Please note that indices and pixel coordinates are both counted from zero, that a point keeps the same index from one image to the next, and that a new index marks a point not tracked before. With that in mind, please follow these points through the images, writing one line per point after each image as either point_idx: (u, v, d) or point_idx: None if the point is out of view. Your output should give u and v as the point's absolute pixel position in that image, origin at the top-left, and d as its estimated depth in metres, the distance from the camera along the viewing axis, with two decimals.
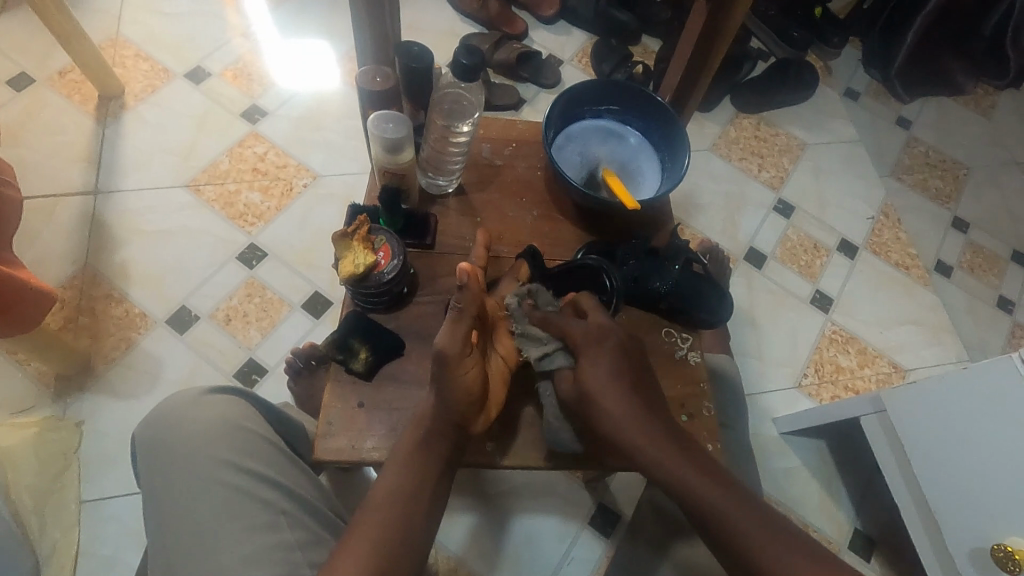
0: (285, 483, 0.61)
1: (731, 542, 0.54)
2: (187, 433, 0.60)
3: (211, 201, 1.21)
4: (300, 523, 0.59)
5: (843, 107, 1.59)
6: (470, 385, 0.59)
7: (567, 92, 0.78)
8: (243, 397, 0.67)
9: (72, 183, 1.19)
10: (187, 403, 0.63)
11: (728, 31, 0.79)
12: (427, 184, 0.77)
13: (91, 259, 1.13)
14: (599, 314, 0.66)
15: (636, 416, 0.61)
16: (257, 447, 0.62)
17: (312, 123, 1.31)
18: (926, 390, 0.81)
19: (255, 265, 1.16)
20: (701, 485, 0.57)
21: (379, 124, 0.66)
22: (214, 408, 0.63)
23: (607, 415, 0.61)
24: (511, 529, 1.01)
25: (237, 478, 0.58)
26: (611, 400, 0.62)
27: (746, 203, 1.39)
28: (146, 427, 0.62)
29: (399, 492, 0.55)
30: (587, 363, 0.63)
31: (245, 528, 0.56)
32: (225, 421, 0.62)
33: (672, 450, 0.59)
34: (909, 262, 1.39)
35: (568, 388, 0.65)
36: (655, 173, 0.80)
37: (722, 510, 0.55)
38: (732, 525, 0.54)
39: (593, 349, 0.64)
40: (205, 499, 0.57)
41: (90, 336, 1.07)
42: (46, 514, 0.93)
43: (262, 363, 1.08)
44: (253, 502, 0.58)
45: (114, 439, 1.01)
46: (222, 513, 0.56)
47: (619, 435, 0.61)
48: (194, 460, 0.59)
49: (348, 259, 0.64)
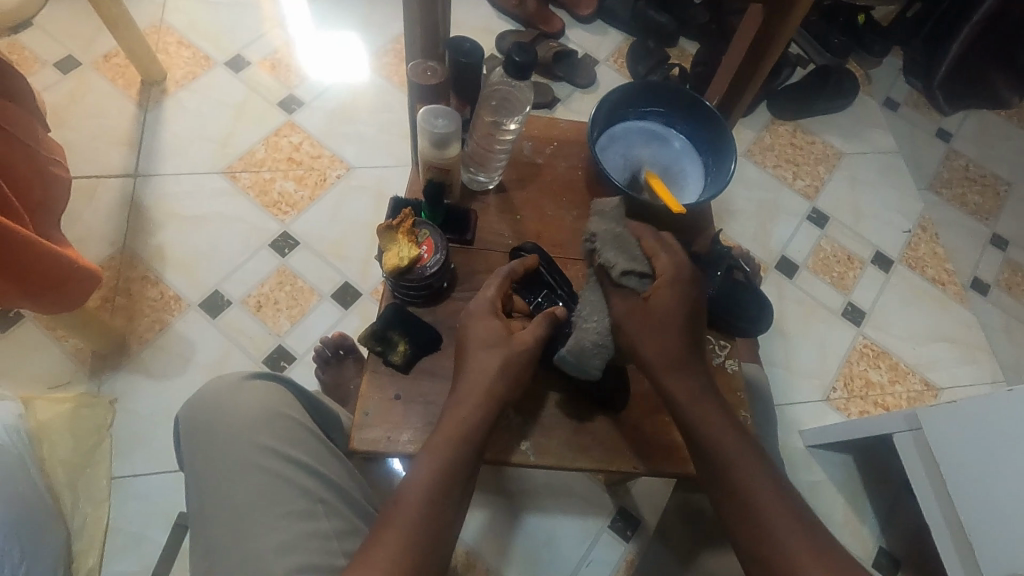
0: (322, 472, 0.61)
1: (741, 491, 0.59)
2: (230, 418, 0.61)
3: (246, 189, 1.22)
4: (336, 512, 0.60)
5: (882, 117, 1.56)
6: (512, 347, 0.62)
7: (614, 92, 0.78)
8: (282, 384, 0.68)
9: (113, 165, 1.21)
10: (229, 389, 0.63)
11: (781, 39, 0.78)
12: (469, 178, 0.77)
13: (129, 240, 1.15)
14: (687, 280, 0.66)
15: (681, 360, 0.64)
16: (296, 435, 0.63)
17: (346, 116, 1.32)
18: (969, 406, 0.79)
19: (287, 253, 1.17)
20: (727, 437, 0.61)
21: (430, 119, 0.66)
22: (256, 392, 0.64)
23: (659, 346, 0.64)
24: (531, 529, 1.01)
25: (277, 464, 0.59)
26: (675, 363, 0.64)
27: (779, 211, 1.37)
28: (189, 411, 0.63)
29: (427, 493, 0.55)
30: (665, 292, 0.65)
31: (284, 514, 0.57)
32: (266, 408, 0.63)
33: (705, 403, 0.63)
34: (946, 278, 1.36)
35: (632, 311, 0.65)
36: (698, 178, 0.79)
37: (739, 456, 0.60)
38: (747, 474, 0.59)
39: (674, 282, 0.65)
40: (246, 484, 0.58)
41: (125, 316, 1.09)
42: (78, 488, 0.95)
43: (291, 351, 1.09)
44: (292, 489, 0.58)
45: (146, 418, 1.02)
46: (262, 498, 0.57)
47: (662, 370, 0.64)
48: (235, 446, 0.59)
49: (392, 251, 0.65)
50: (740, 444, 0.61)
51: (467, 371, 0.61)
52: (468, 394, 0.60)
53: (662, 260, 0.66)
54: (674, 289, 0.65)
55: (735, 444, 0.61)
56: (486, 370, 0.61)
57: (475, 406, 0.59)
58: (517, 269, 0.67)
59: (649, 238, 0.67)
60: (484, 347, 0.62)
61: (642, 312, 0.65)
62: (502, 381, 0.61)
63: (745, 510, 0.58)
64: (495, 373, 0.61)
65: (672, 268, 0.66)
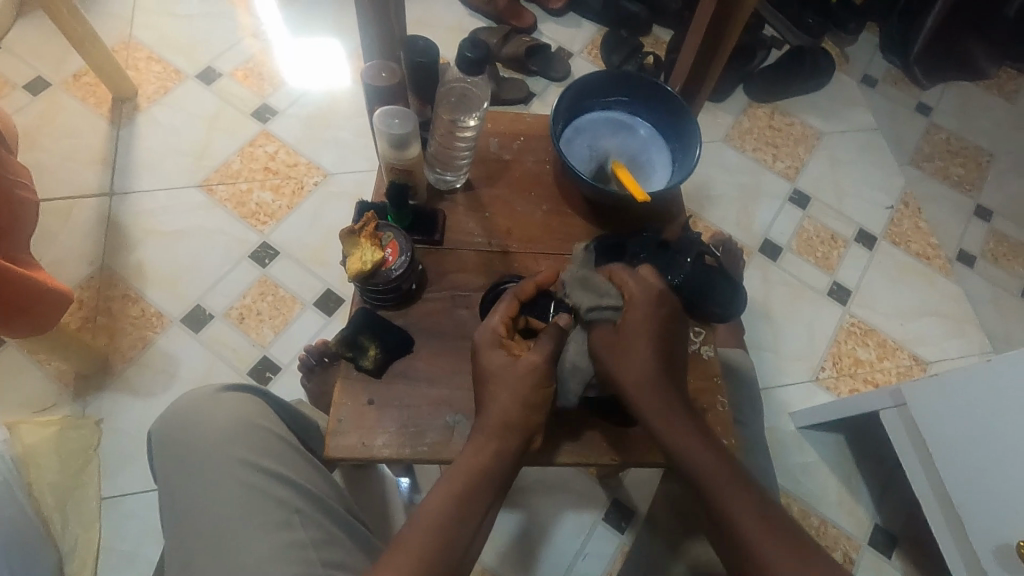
0: (299, 482, 0.61)
1: (724, 517, 0.57)
2: (205, 431, 0.61)
3: (223, 201, 1.22)
4: (313, 521, 0.59)
5: (859, 94, 1.56)
6: (522, 375, 0.60)
7: (576, 83, 0.77)
8: (258, 395, 0.67)
9: (89, 185, 1.21)
10: (204, 401, 0.63)
11: (738, 20, 0.78)
12: (435, 179, 0.76)
13: (108, 259, 1.15)
14: (661, 302, 0.64)
15: (657, 384, 0.62)
16: (272, 445, 0.62)
17: (322, 121, 1.31)
18: (949, 379, 0.79)
19: (267, 263, 1.17)
20: (707, 463, 0.59)
21: (385, 120, 0.65)
22: (230, 405, 0.63)
23: (630, 377, 0.62)
24: (525, 527, 1.01)
25: (253, 476, 0.59)
26: (648, 390, 0.62)
27: (760, 194, 1.37)
28: (163, 426, 0.63)
29: (443, 519, 0.53)
30: (634, 315, 0.63)
31: (261, 526, 0.56)
32: (240, 420, 0.62)
33: (682, 427, 0.61)
34: (931, 253, 1.35)
35: (604, 337, 0.64)
36: (666, 165, 0.79)
37: (717, 482, 0.58)
38: (724, 494, 0.57)
39: (644, 305, 0.64)
40: (221, 497, 0.57)
41: (108, 335, 1.08)
42: (67, 510, 0.94)
43: (276, 361, 1.09)
44: (269, 500, 0.58)
45: (133, 438, 1.02)
46: (239, 510, 0.57)
47: (637, 398, 0.62)
48: (210, 459, 0.59)
49: (356, 256, 0.64)
50: (718, 457, 0.59)
51: (486, 399, 0.60)
52: (489, 419, 0.59)
53: (632, 286, 0.65)
54: (649, 310, 0.64)
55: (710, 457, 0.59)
56: (504, 398, 0.59)
57: (499, 434, 0.58)
58: (520, 290, 0.67)
59: (616, 268, 0.66)
60: (499, 379, 0.61)
61: (615, 338, 0.63)
62: (524, 409, 0.59)
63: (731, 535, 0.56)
64: (515, 404, 0.59)
65: (643, 292, 0.65)
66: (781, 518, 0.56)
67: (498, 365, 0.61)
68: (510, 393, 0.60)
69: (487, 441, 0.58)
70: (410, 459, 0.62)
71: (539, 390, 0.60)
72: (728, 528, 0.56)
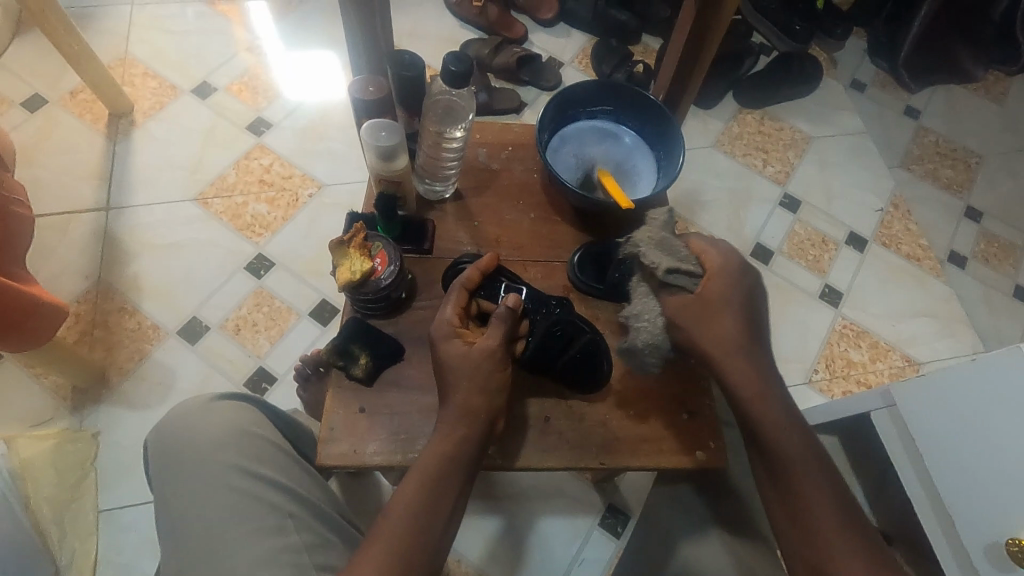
0: (291, 487, 0.61)
1: (794, 478, 0.59)
2: (198, 438, 0.62)
3: (219, 214, 1.23)
4: (306, 525, 0.60)
5: (848, 99, 1.57)
6: (479, 362, 0.61)
7: (562, 93, 0.79)
8: (250, 403, 0.68)
9: (86, 200, 1.22)
10: (196, 410, 0.64)
11: (718, 28, 0.79)
12: (424, 189, 0.77)
13: (105, 272, 1.16)
14: (743, 273, 0.68)
15: (740, 351, 0.64)
16: (264, 451, 0.63)
17: (316, 134, 1.33)
18: (942, 381, 0.79)
19: (263, 275, 1.18)
20: (786, 436, 0.61)
21: (372, 133, 0.66)
22: (224, 413, 0.64)
23: (715, 340, 0.65)
24: (521, 532, 1.01)
25: (247, 482, 0.59)
26: (730, 357, 0.64)
27: (751, 199, 1.39)
28: (158, 433, 0.63)
29: (414, 509, 0.54)
30: (717, 284, 0.66)
31: (254, 531, 0.57)
32: (234, 427, 0.63)
33: (768, 398, 0.63)
34: (921, 254, 1.36)
35: (682, 303, 0.66)
36: (651, 172, 0.80)
37: (792, 451, 0.60)
38: (795, 459, 0.60)
39: (727, 276, 0.67)
40: (215, 503, 0.58)
41: (105, 348, 1.09)
42: (65, 522, 0.95)
43: (272, 372, 1.10)
44: (262, 505, 0.59)
45: (130, 450, 1.02)
46: (233, 516, 0.58)
47: (721, 360, 0.64)
48: (203, 465, 0.60)
49: (345, 266, 0.65)
50: (793, 428, 0.62)
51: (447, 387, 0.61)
52: (452, 407, 0.60)
53: (715, 257, 0.68)
54: (730, 281, 0.67)
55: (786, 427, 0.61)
56: (465, 385, 0.60)
57: (462, 421, 0.59)
58: (468, 279, 0.67)
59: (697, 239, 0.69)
60: (456, 369, 0.61)
61: (699, 303, 0.66)
62: (485, 394, 0.61)
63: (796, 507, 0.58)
64: (474, 389, 0.60)
65: (725, 264, 0.68)
66: (843, 490, 0.59)
67: (449, 351, 0.62)
68: (467, 380, 0.61)
69: (450, 430, 0.59)
70: (402, 465, 0.63)
71: (497, 373, 0.62)
72: (795, 493, 0.58)
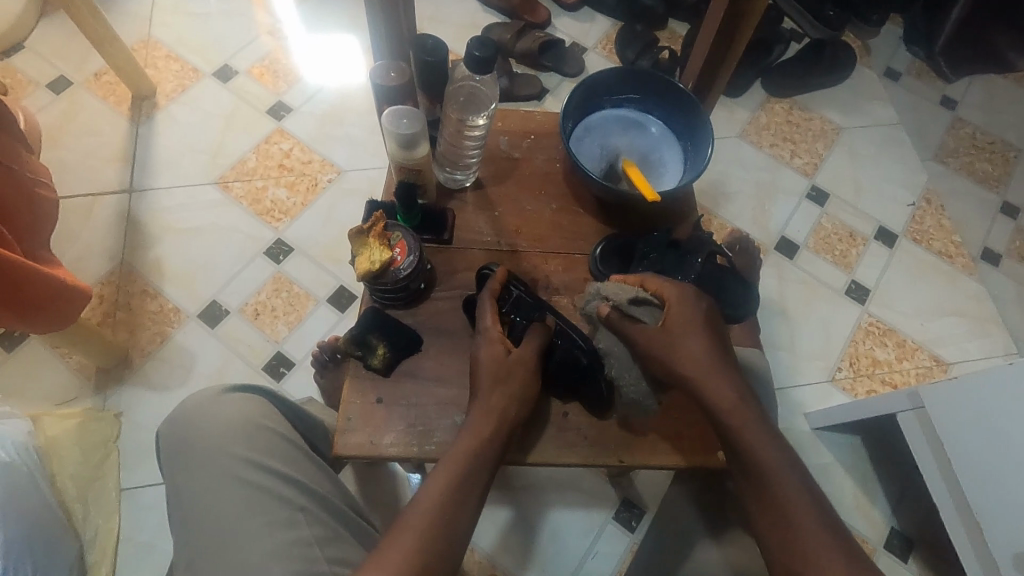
0: (302, 481, 0.61)
1: (779, 501, 0.56)
2: (209, 430, 0.62)
3: (239, 198, 1.23)
4: (318, 519, 0.60)
5: (881, 89, 1.52)
6: (510, 367, 0.62)
7: (587, 81, 0.76)
8: (262, 395, 0.68)
9: (109, 182, 1.23)
10: (208, 401, 0.64)
11: (752, 16, 0.76)
12: (445, 178, 0.76)
13: (128, 255, 1.17)
14: (700, 296, 0.65)
15: (717, 376, 0.61)
16: (274, 445, 0.63)
17: (336, 119, 1.32)
18: (984, 388, 0.75)
19: (282, 260, 1.18)
20: (769, 452, 0.58)
21: (393, 120, 0.65)
22: (234, 403, 0.64)
23: (687, 362, 0.62)
24: (533, 524, 1.01)
25: (257, 476, 0.60)
26: (706, 381, 0.61)
27: (777, 190, 1.35)
28: (169, 425, 0.64)
29: (441, 502, 0.54)
30: (675, 313, 0.63)
31: (265, 525, 0.57)
32: (245, 419, 0.63)
33: (747, 415, 0.60)
34: (953, 251, 1.32)
35: (646, 337, 0.64)
36: (677, 163, 0.78)
37: (776, 470, 0.58)
38: (776, 479, 0.57)
39: (685, 302, 0.64)
40: (225, 496, 0.58)
41: (127, 330, 1.11)
42: (88, 499, 0.97)
43: (290, 357, 1.10)
44: (273, 499, 0.59)
45: (150, 430, 1.04)
46: (243, 510, 0.58)
47: (701, 384, 0.61)
48: (213, 458, 0.60)
49: (364, 256, 0.64)
50: (774, 449, 0.59)
51: (476, 391, 0.62)
52: (478, 409, 0.61)
53: (668, 290, 0.65)
54: (690, 308, 0.64)
55: (770, 450, 0.58)
56: (494, 387, 0.61)
57: (488, 418, 0.60)
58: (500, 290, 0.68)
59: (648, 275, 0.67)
60: (488, 372, 0.62)
61: (660, 335, 0.63)
62: (513, 397, 0.61)
63: (783, 527, 0.55)
64: (508, 395, 0.61)
65: (679, 295, 0.65)
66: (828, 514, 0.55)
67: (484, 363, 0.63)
68: (503, 386, 0.61)
69: (474, 426, 0.59)
70: (419, 457, 0.63)
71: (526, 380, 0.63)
72: (780, 514, 0.56)
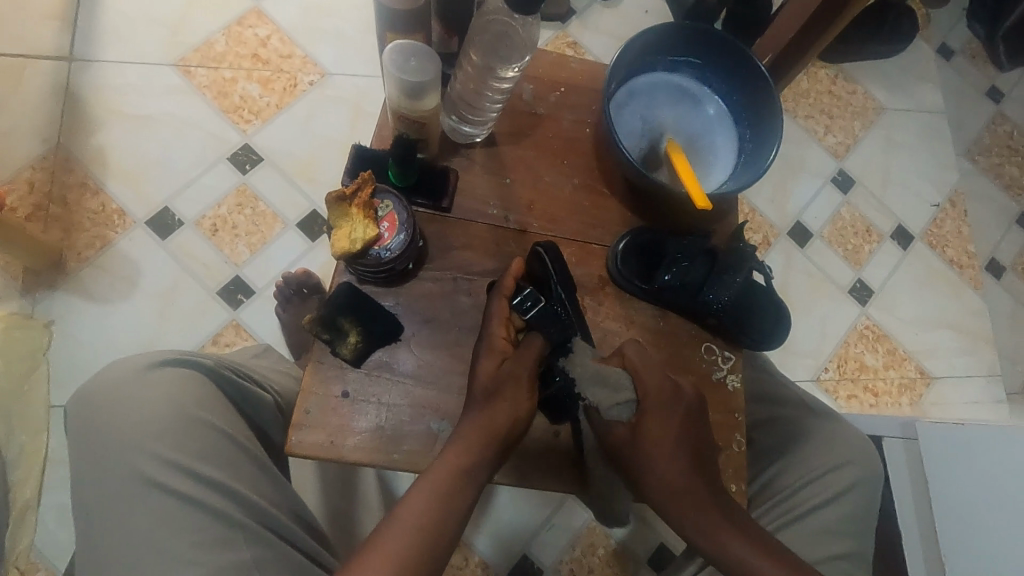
0: (235, 489, 0.57)
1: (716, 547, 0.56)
2: (130, 423, 0.57)
3: (203, 87, 1.05)
4: (258, 540, 0.56)
5: (934, 67, 1.38)
6: (512, 385, 0.56)
7: (644, 35, 0.64)
8: (199, 374, 0.61)
9: (45, 44, 1.03)
10: (130, 385, 0.58)
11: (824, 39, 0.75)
12: (450, 127, 0.64)
13: (66, 137, 1.00)
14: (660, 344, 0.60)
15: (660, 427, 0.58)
16: (210, 446, 0.58)
17: (323, 6, 1.12)
18: (994, 434, 0.72)
19: (248, 170, 1.03)
20: (744, 549, 0.56)
21: (400, 60, 0.55)
22: (161, 390, 0.58)
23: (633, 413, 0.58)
24: (494, 492, 0.97)
25: (184, 483, 0.56)
26: (647, 431, 0.58)
27: (802, 169, 1.24)
28: (84, 407, 0.58)
29: (421, 526, 0.51)
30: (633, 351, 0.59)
31: (193, 542, 0.54)
32: (174, 412, 0.58)
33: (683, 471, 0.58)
34: (964, 261, 1.26)
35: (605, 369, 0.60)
36: (727, 152, 0.67)
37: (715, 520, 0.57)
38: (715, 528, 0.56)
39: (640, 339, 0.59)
40: (146, 503, 0.55)
41: (61, 228, 0.97)
42: (12, 414, 0.88)
43: (249, 284, 0.99)
44: (202, 513, 0.55)
45: (86, 346, 0.94)
46: (166, 521, 0.54)
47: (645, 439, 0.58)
48: (132, 457, 0.55)
49: (344, 230, 0.56)
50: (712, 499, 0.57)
51: (470, 404, 0.56)
52: (469, 426, 0.55)
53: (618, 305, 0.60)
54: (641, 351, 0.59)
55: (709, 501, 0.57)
56: (493, 404, 0.55)
57: (481, 442, 0.54)
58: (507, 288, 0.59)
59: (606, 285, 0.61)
60: (488, 386, 0.56)
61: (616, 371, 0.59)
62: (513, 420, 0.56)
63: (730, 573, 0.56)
64: (507, 413, 0.55)
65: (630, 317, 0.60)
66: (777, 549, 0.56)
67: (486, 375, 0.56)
68: (506, 406, 0.55)
69: (467, 451, 0.54)
70: (383, 464, 0.56)
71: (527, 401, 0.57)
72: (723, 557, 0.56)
